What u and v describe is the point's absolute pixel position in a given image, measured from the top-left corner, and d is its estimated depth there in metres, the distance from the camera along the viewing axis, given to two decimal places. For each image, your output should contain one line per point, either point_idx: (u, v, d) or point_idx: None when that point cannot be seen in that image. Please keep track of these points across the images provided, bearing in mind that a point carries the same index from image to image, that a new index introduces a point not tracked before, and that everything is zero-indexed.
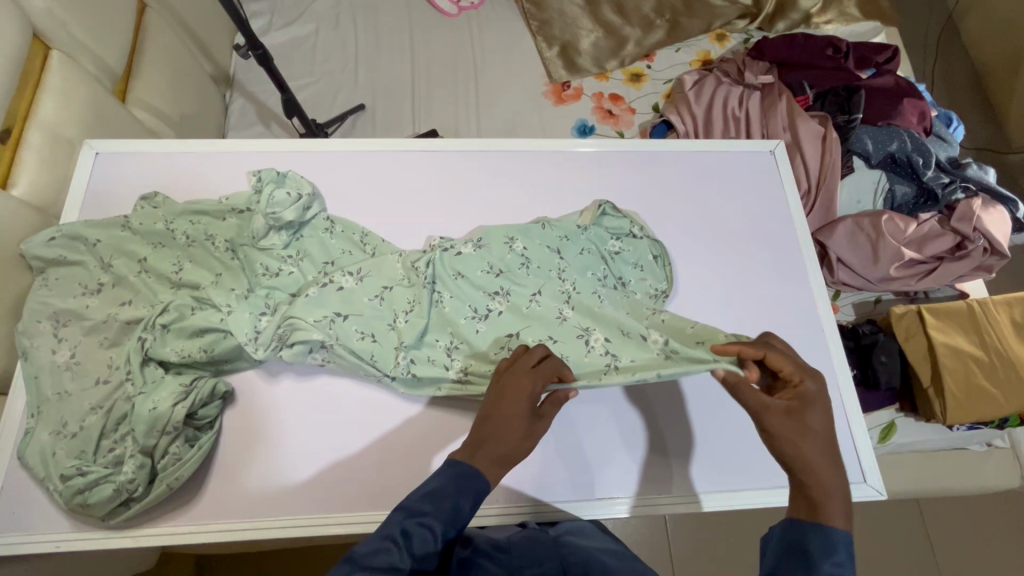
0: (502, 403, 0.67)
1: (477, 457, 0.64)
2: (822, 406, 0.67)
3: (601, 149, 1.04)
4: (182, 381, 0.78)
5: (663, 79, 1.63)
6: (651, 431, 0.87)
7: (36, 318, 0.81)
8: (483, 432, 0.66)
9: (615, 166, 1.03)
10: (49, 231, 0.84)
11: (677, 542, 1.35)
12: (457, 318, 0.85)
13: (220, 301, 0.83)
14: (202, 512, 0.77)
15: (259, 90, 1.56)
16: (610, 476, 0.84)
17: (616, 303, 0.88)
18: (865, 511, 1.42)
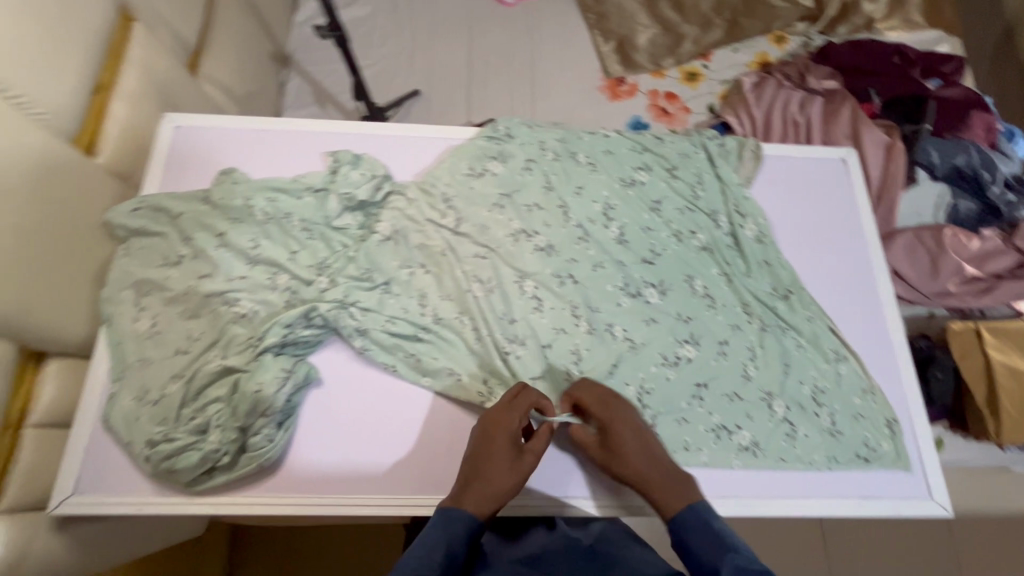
0: (486, 460, 0.72)
1: (480, 498, 0.69)
2: (623, 426, 0.77)
3: (687, 138, 1.01)
4: (283, 364, 0.78)
5: (720, 79, 1.61)
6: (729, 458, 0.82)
7: (120, 286, 0.84)
8: (470, 477, 0.71)
9: (698, 155, 1.00)
10: (134, 202, 0.86)
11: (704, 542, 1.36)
12: (561, 333, 0.86)
13: (442, 310, 0.86)
14: (275, 485, 0.78)
15: (315, 70, 1.57)
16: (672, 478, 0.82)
17: (666, 346, 0.87)
18: (896, 525, 1.42)
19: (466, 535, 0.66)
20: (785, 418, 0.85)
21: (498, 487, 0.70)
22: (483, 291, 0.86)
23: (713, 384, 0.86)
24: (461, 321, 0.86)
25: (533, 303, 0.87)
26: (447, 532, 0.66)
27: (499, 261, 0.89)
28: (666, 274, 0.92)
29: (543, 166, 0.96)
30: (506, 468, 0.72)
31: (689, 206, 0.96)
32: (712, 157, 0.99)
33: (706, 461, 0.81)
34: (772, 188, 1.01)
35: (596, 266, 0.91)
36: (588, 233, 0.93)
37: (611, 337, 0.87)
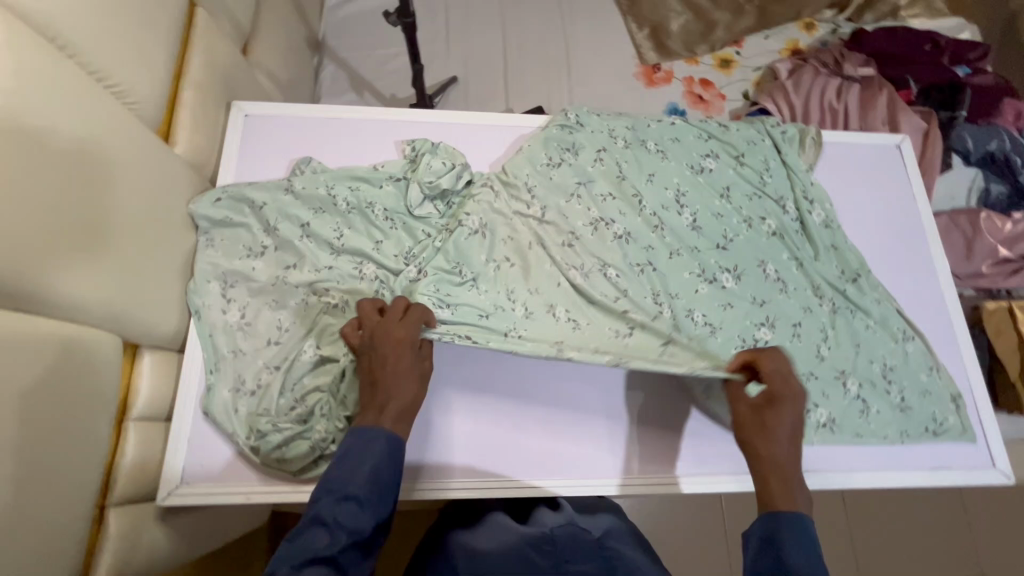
0: (384, 375, 0.69)
1: (385, 415, 0.67)
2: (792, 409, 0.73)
3: (753, 127, 1.04)
4: None
5: (753, 66, 1.63)
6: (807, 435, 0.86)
7: (206, 278, 0.84)
8: (381, 394, 0.68)
9: (764, 143, 1.02)
10: (217, 192, 0.85)
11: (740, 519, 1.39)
12: (645, 318, 0.89)
13: (536, 301, 0.88)
14: None
15: (349, 55, 1.54)
16: (725, 460, 0.88)
17: (743, 329, 0.91)
18: (916, 498, 1.49)
19: (384, 460, 0.63)
20: (858, 395, 0.88)
21: (402, 400, 0.68)
22: (585, 278, 0.90)
23: (789, 364, 0.89)
24: (554, 316, 0.87)
25: (620, 293, 0.90)
26: (360, 461, 0.63)
27: (586, 251, 0.92)
28: (738, 258, 0.95)
29: (619, 155, 0.98)
30: (409, 378, 0.70)
31: (758, 192, 0.99)
32: (778, 144, 1.02)
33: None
34: (833, 175, 1.04)
35: (673, 254, 0.94)
36: (665, 222, 0.95)
37: (690, 322, 0.90)
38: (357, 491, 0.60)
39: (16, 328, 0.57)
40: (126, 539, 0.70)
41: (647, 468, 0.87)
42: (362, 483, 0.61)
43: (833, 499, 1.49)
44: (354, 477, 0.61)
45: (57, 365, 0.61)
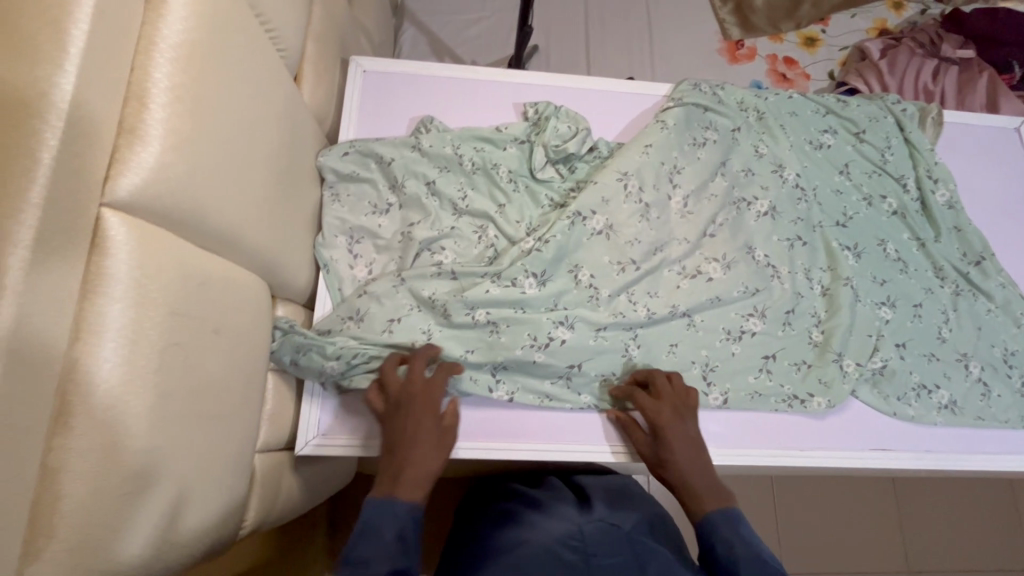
0: (402, 443, 0.69)
1: (400, 487, 0.67)
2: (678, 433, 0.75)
3: (873, 102, 1.01)
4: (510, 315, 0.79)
5: (839, 45, 1.58)
6: (933, 420, 0.85)
7: (334, 232, 0.83)
8: (398, 464, 0.68)
9: (886, 119, 0.99)
10: (345, 145, 0.85)
11: (790, 496, 1.41)
12: (763, 291, 0.88)
13: (654, 305, 0.85)
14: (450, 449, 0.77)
15: (429, 19, 1.51)
16: (848, 437, 0.83)
17: (866, 309, 0.88)
18: (974, 487, 1.46)
19: (409, 524, 0.65)
20: (979, 378, 0.88)
21: (420, 468, 0.68)
22: (688, 281, 0.87)
23: (910, 344, 0.88)
24: (672, 316, 0.85)
25: (742, 268, 0.89)
26: (390, 523, 0.64)
27: (700, 222, 0.90)
28: (858, 237, 0.93)
29: (734, 134, 0.96)
30: (432, 448, 0.70)
31: (878, 171, 0.97)
32: (897, 123, 1.00)
33: (913, 415, 0.84)
34: (953, 154, 1.02)
35: (792, 232, 0.91)
36: (776, 206, 0.92)
37: (805, 299, 0.88)
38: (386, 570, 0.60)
39: (211, 269, 0.54)
40: (267, 486, 0.70)
41: (761, 442, 0.82)
42: (382, 546, 0.62)
43: (883, 490, 1.44)
44: (377, 542, 0.62)
45: (233, 313, 0.58)
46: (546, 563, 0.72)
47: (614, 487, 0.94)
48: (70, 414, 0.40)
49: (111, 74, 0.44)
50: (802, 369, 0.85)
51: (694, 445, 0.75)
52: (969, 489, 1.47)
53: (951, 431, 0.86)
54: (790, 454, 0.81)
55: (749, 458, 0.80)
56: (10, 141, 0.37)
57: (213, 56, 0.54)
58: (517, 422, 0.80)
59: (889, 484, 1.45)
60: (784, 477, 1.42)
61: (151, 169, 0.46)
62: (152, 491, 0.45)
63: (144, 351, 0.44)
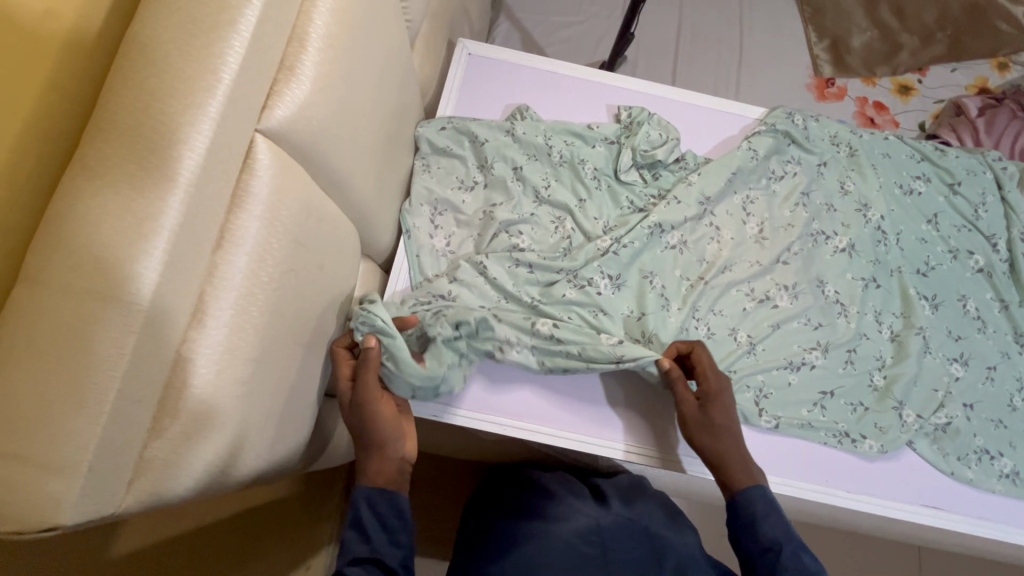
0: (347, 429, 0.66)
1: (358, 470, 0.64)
2: (727, 408, 0.72)
3: (972, 158, 0.99)
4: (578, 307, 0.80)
5: (934, 97, 1.53)
6: (991, 489, 0.81)
7: (420, 201, 0.87)
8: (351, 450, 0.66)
9: (984, 177, 0.97)
10: (444, 121, 0.89)
11: (809, 543, 1.37)
12: (830, 326, 0.86)
13: (717, 326, 0.84)
14: (513, 428, 0.78)
15: (525, 17, 1.55)
16: (897, 487, 0.81)
17: (935, 361, 0.86)
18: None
19: (387, 510, 0.63)
20: None
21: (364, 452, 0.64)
22: (754, 305, 0.86)
23: (978, 406, 0.85)
24: (734, 338, 0.84)
25: (811, 300, 0.87)
26: (368, 505, 0.63)
27: (777, 247, 0.89)
28: (938, 289, 0.90)
29: (820, 168, 0.95)
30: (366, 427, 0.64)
31: (968, 227, 0.95)
32: (992, 182, 0.97)
33: (971, 478, 0.81)
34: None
35: (869, 272, 0.89)
36: (854, 244, 0.90)
37: (875, 341, 0.86)
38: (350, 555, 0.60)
39: (326, 210, 0.58)
40: (325, 425, 0.73)
41: (806, 475, 0.80)
42: (357, 528, 0.62)
43: (907, 557, 1.37)
44: (354, 522, 0.62)
45: (334, 255, 0.62)
46: (569, 556, 0.73)
47: (627, 482, 0.91)
48: (204, 313, 0.43)
49: (283, 14, 0.48)
50: (861, 412, 0.82)
51: (736, 419, 0.73)
52: None
53: (1009, 502, 0.82)
54: (834, 492, 0.79)
55: (792, 488, 0.79)
56: (200, 60, 0.42)
57: (359, 13, 0.58)
58: (558, 408, 0.80)
59: (916, 554, 1.38)
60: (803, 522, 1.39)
61: (300, 106, 0.50)
62: (254, 397, 0.49)
63: (267, 268, 0.48)
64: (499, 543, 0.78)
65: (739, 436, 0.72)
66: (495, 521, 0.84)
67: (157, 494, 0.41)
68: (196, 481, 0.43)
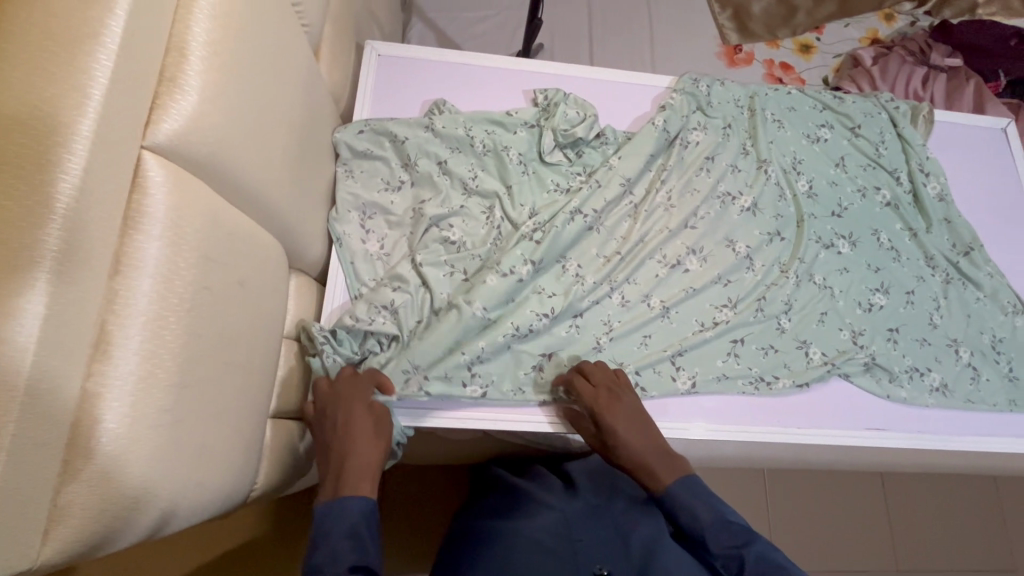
0: (339, 440, 0.68)
1: (345, 486, 0.65)
2: (621, 420, 0.74)
3: (868, 101, 1.06)
4: (503, 292, 0.79)
5: (833, 52, 1.63)
6: (924, 404, 0.87)
7: (348, 208, 0.85)
8: (336, 467, 0.67)
9: (880, 118, 1.04)
10: (360, 124, 0.87)
11: (779, 489, 1.43)
12: (745, 281, 0.90)
13: (631, 293, 0.87)
14: (469, 420, 0.77)
15: (437, 16, 1.55)
16: (843, 418, 0.85)
17: (851, 292, 0.91)
18: (958, 486, 1.48)
19: (361, 521, 0.63)
20: (969, 363, 0.90)
21: (359, 466, 0.67)
22: (667, 271, 0.88)
23: (903, 329, 0.91)
24: (647, 305, 0.86)
25: (739, 259, 0.90)
26: (339, 523, 0.63)
27: (701, 209, 0.92)
28: (851, 222, 0.96)
29: (726, 130, 0.99)
30: (368, 441, 0.68)
31: (873, 164, 1.01)
32: (886, 122, 1.05)
33: (905, 397, 0.87)
34: (945, 151, 1.06)
35: (790, 220, 0.94)
36: (758, 201, 0.94)
37: (806, 284, 0.91)
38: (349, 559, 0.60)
39: (239, 223, 0.57)
40: (278, 448, 0.71)
41: (760, 421, 0.83)
42: (331, 548, 0.60)
43: (873, 486, 1.45)
44: (327, 544, 0.61)
45: (257, 271, 0.60)
46: (536, 552, 0.71)
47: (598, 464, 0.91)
48: (108, 342, 0.41)
49: (150, 22, 0.46)
50: (799, 352, 0.86)
51: (637, 421, 0.74)
52: (958, 486, 1.48)
53: (942, 415, 0.88)
54: (788, 432, 0.82)
55: (748, 434, 0.81)
56: (63, 79, 0.39)
57: (245, 20, 0.56)
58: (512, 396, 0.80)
59: (874, 481, 1.46)
60: (776, 470, 1.44)
61: (189, 117, 0.48)
62: (184, 424, 0.47)
63: (176, 290, 0.46)
64: (470, 549, 0.75)
65: (649, 437, 0.74)
66: (468, 527, 0.81)
67: (83, 539, 0.39)
68: (126, 519, 0.41)
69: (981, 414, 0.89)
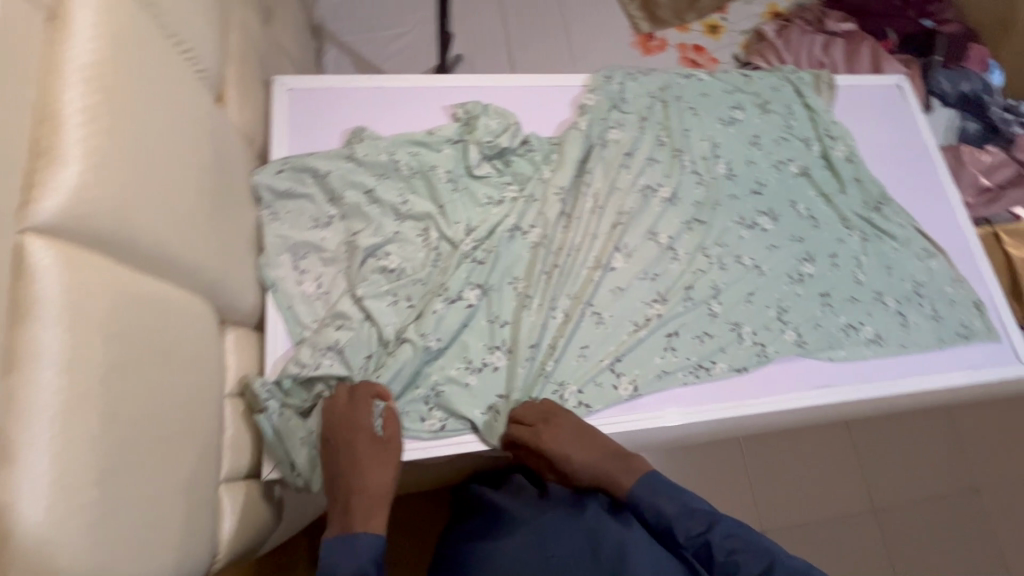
0: (348, 467, 0.71)
1: (354, 519, 0.70)
2: (563, 446, 0.76)
3: (772, 76, 1.11)
4: (456, 318, 0.81)
5: (739, 30, 1.69)
6: (864, 356, 0.92)
7: (278, 251, 0.82)
8: (347, 494, 0.71)
9: (784, 92, 1.10)
10: (279, 162, 0.85)
11: (756, 453, 1.48)
12: (679, 271, 0.92)
13: (568, 304, 0.87)
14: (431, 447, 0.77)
15: (350, 39, 1.52)
16: (792, 383, 0.89)
17: (778, 264, 0.96)
18: (917, 422, 1.56)
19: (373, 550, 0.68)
20: (897, 310, 0.96)
21: (371, 494, 0.70)
22: (598, 273, 0.89)
23: (832, 292, 0.95)
24: (584, 311, 0.87)
25: (668, 250, 0.94)
26: (351, 557, 0.67)
27: (630, 204, 0.95)
28: (772, 195, 1.01)
29: (642, 125, 1.01)
30: (377, 468, 0.71)
31: (786, 135, 1.06)
32: (791, 95, 1.10)
33: (845, 353, 0.91)
34: (849, 113, 1.12)
35: (714, 202, 0.98)
36: (676, 192, 0.97)
37: (736, 262, 0.95)
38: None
39: (151, 292, 0.54)
40: (240, 514, 0.68)
41: (716, 399, 0.86)
42: None
43: (840, 435, 1.52)
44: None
45: (179, 336, 0.57)
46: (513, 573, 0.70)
47: None
48: (10, 449, 0.38)
49: (12, 96, 0.43)
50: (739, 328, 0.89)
51: (580, 439, 0.77)
52: (917, 422, 1.56)
53: (880, 362, 0.93)
54: (742, 407, 0.86)
55: (707, 414, 0.84)
56: None
57: (126, 79, 0.53)
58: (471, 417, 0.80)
59: (840, 430, 1.53)
60: (750, 437, 1.48)
61: (73, 190, 0.46)
62: (120, 514, 0.44)
63: (85, 377, 0.43)
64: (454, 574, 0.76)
65: (597, 451, 0.77)
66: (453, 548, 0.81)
67: None
68: None
69: (916, 356, 0.94)
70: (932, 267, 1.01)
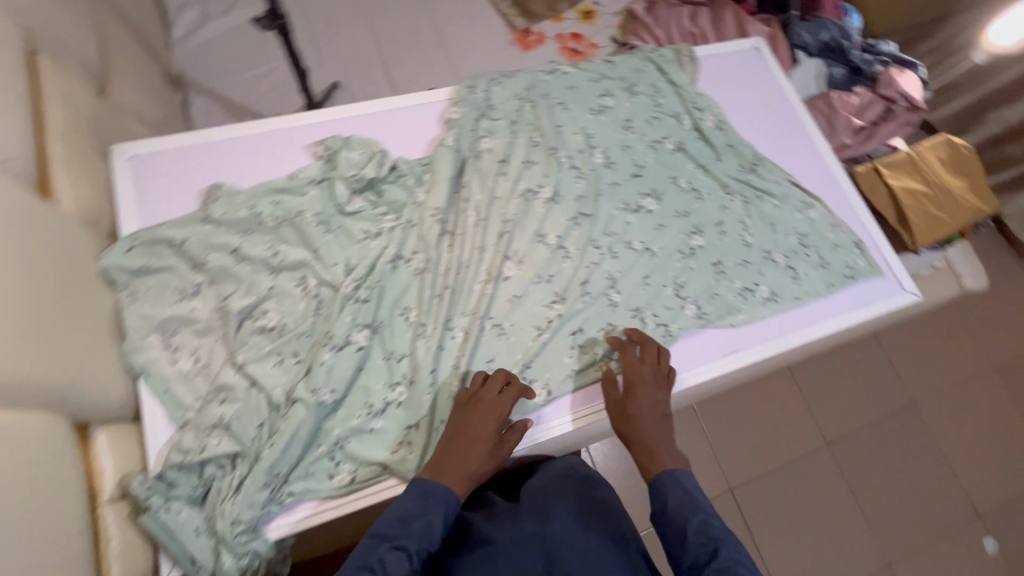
0: (471, 435, 0.71)
1: (443, 474, 0.68)
2: (649, 396, 0.78)
3: (634, 59, 1.13)
4: (349, 365, 0.78)
5: (612, 12, 1.72)
6: (761, 316, 0.94)
7: (144, 334, 0.76)
8: (445, 451, 0.71)
9: (648, 72, 1.12)
10: (128, 239, 0.79)
11: (712, 419, 1.47)
12: (574, 266, 0.92)
13: (466, 322, 0.85)
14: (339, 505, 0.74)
15: (216, 84, 1.44)
16: (699, 355, 0.91)
17: (666, 243, 0.97)
18: (851, 355, 1.61)
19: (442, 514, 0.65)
20: (786, 265, 0.99)
21: (471, 466, 0.69)
22: (492, 285, 0.87)
23: (723, 259, 0.98)
24: (484, 328, 0.85)
25: (558, 247, 0.93)
26: (417, 503, 0.66)
27: (513, 209, 0.94)
28: (651, 175, 1.02)
29: (513, 128, 1.01)
30: (486, 449, 0.71)
31: (655, 115, 1.08)
32: (655, 74, 1.12)
33: (744, 317, 0.93)
34: (712, 82, 1.15)
35: (597, 192, 0.98)
36: (557, 190, 0.97)
37: (627, 248, 0.95)
38: (414, 544, 0.62)
39: None
40: None
41: None
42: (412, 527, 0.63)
43: (788, 382, 1.54)
44: (406, 525, 0.64)
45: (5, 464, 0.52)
46: None
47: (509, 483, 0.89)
48: None
49: None
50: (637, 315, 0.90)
51: (661, 405, 0.78)
52: (850, 355, 1.61)
53: (779, 318, 0.96)
54: None
55: None
56: None
57: None
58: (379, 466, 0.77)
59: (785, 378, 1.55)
60: (706, 404, 1.47)
61: None
62: None
63: None
64: None
65: (658, 414, 0.77)
66: None
67: None
68: None
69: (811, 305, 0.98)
70: (812, 216, 1.05)
